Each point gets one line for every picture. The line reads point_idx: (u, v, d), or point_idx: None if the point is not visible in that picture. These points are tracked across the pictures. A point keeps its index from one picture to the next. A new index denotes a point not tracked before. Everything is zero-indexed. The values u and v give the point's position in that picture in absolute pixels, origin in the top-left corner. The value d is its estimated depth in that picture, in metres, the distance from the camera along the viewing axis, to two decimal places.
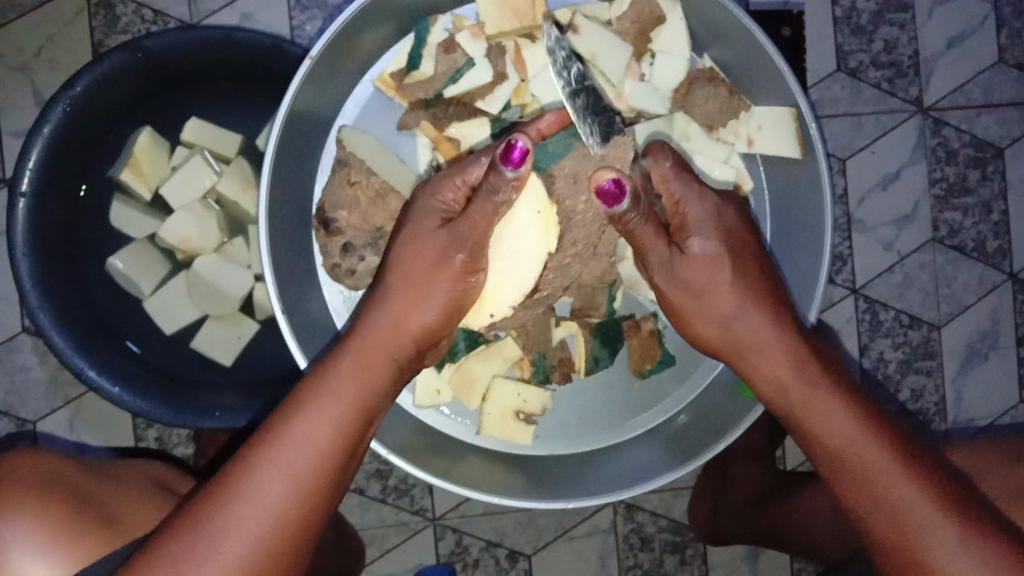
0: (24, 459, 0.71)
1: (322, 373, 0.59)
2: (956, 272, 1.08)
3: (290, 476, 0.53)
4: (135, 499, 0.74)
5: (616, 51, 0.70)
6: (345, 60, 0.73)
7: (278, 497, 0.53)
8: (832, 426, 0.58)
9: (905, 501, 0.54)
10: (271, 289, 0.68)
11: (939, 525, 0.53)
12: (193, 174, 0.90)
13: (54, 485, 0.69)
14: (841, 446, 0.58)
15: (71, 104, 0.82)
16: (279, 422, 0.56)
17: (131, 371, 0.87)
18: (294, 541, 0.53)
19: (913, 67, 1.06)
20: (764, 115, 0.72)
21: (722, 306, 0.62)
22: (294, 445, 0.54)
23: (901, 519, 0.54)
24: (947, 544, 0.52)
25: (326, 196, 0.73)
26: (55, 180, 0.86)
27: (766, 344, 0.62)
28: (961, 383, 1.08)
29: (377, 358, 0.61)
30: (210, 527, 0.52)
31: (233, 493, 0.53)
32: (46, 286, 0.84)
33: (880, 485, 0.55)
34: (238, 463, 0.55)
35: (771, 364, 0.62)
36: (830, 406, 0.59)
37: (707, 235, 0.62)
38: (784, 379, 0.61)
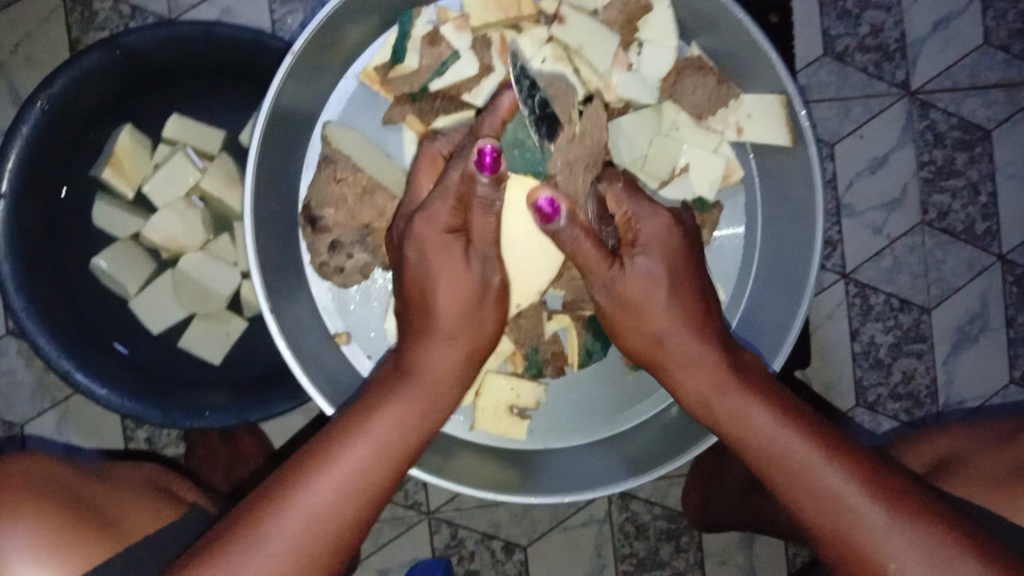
0: (24, 462, 0.70)
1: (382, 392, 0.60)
2: (945, 255, 1.08)
3: (341, 494, 0.55)
4: (136, 505, 0.72)
5: (604, 42, 0.69)
6: (329, 54, 0.72)
7: (325, 518, 0.54)
8: (757, 428, 0.59)
9: (835, 491, 0.55)
10: (258, 290, 0.67)
11: (868, 507, 0.54)
12: (176, 172, 0.89)
13: (55, 493, 0.67)
14: (766, 447, 0.58)
15: (48, 103, 0.80)
16: (331, 448, 0.57)
17: (120, 372, 0.86)
18: (331, 560, 0.55)
19: (899, 50, 1.06)
20: (754, 103, 0.72)
21: (654, 323, 0.62)
22: (349, 464, 0.56)
23: (834, 507, 0.55)
24: (878, 523, 0.54)
25: (311, 193, 0.72)
26: (36, 181, 0.85)
27: (692, 357, 0.62)
28: (952, 366, 1.08)
29: (441, 381, 0.62)
30: (254, 551, 0.52)
31: (280, 517, 0.54)
32: (31, 288, 0.83)
33: (810, 477, 0.56)
34: (286, 476, 0.56)
35: (693, 375, 0.62)
36: (750, 408, 0.59)
37: (652, 256, 0.62)
38: (706, 388, 0.61)
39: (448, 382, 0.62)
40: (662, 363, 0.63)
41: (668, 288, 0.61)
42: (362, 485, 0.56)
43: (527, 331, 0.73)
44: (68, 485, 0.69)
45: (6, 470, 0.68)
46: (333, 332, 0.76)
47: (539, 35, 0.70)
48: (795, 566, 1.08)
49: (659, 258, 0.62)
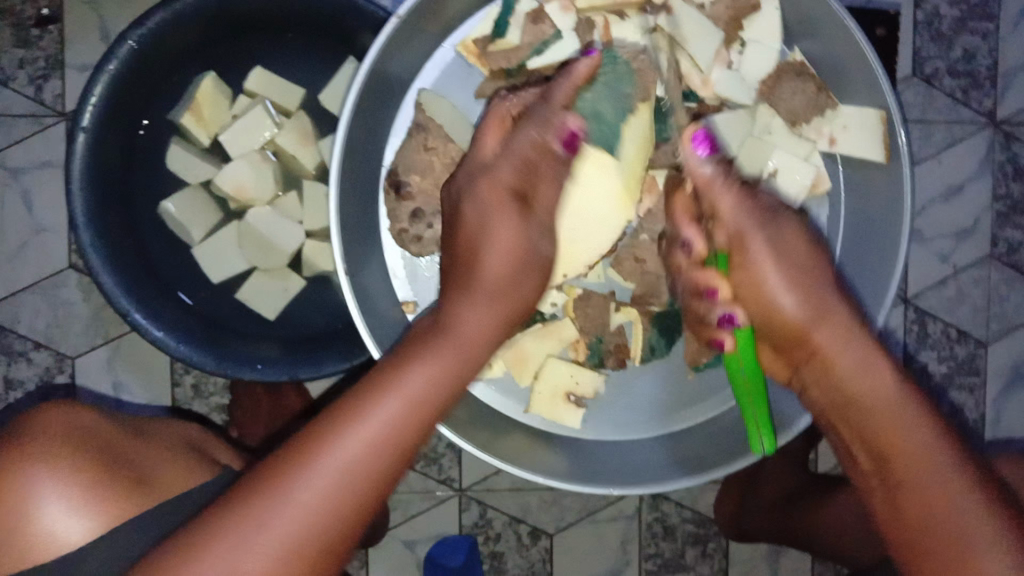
0: (60, 413, 0.71)
1: (422, 344, 0.54)
2: (1010, 291, 1.06)
3: (371, 456, 0.49)
4: (169, 458, 0.73)
5: (708, 37, 0.69)
6: (428, 22, 0.71)
7: (361, 474, 0.49)
8: (889, 411, 0.54)
9: (949, 495, 0.49)
10: (337, 250, 0.68)
11: (978, 522, 0.48)
12: (252, 124, 0.89)
13: (89, 441, 0.69)
14: (899, 440, 0.53)
15: (137, 43, 0.80)
16: (366, 395, 0.51)
17: (178, 317, 0.87)
18: (357, 522, 0.49)
19: (990, 78, 1.03)
20: (851, 114, 0.70)
21: (786, 298, 0.60)
22: (385, 427, 0.50)
23: (942, 512, 0.49)
24: (986, 541, 0.48)
25: (398, 159, 0.72)
26: (116, 120, 0.85)
27: (843, 336, 0.58)
28: (1003, 404, 1.06)
29: (482, 339, 0.57)
30: (284, 497, 0.47)
31: (314, 463, 0.48)
32: (100, 224, 0.84)
33: (923, 474, 0.51)
34: (309, 435, 0.50)
35: (843, 353, 0.58)
36: (900, 398, 0.54)
37: (759, 235, 0.62)
38: (848, 366, 0.57)
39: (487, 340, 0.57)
40: (807, 342, 0.59)
41: (795, 267, 0.61)
42: (394, 448, 0.50)
43: (594, 315, 0.73)
44: (103, 439, 0.70)
45: (39, 423, 0.69)
46: (401, 300, 0.76)
47: (644, 23, 0.69)
48: None
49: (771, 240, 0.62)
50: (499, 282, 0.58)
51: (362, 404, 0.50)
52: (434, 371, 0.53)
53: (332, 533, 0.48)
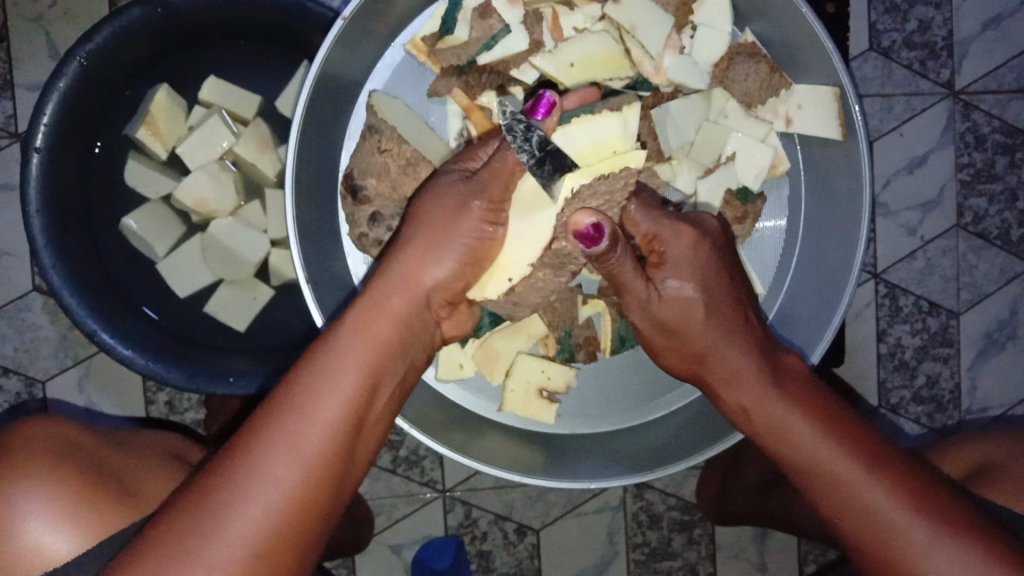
0: (40, 427, 0.70)
1: (324, 342, 0.54)
2: (978, 259, 1.06)
3: (297, 454, 0.48)
4: (153, 469, 0.72)
5: (657, 22, 0.69)
6: (377, 23, 0.71)
7: (291, 467, 0.48)
8: (799, 437, 0.55)
9: (873, 503, 0.51)
10: (296, 259, 0.67)
11: (913, 523, 0.50)
12: (209, 134, 0.88)
13: (72, 456, 0.68)
14: (814, 465, 0.54)
15: (87, 58, 0.79)
16: (280, 392, 0.51)
17: (145, 334, 0.85)
18: (304, 517, 0.48)
19: (946, 49, 1.04)
20: (805, 94, 0.71)
21: (694, 331, 0.61)
22: (309, 428, 0.49)
23: (875, 521, 0.51)
24: (922, 538, 0.49)
25: (354, 163, 0.72)
26: (70, 137, 0.84)
27: (735, 367, 0.60)
28: (978, 372, 1.07)
29: (392, 316, 0.57)
30: (213, 500, 0.47)
31: (239, 463, 0.48)
32: (59, 244, 0.82)
33: (848, 488, 0.52)
34: (228, 453, 0.49)
35: (739, 387, 0.60)
36: (788, 420, 0.57)
37: (681, 275, 0.61)
38: (749, 398, 0.59)
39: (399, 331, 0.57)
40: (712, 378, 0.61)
41: (705, 303, 0.61)
42: (321, 447, 0.49)
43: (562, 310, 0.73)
44: (84, 452, 0.69)
45: (19, 439, 0.68)
46: None
47: (593, 12, 0.70)
48: (807, 564, 1.07)
49: (688, 274, 0.62)
50: (402, 276, 0.59)
51: (278, 411, 0.50)
52: (345, 366, 0.53)
53: (277, 530, 0.47)
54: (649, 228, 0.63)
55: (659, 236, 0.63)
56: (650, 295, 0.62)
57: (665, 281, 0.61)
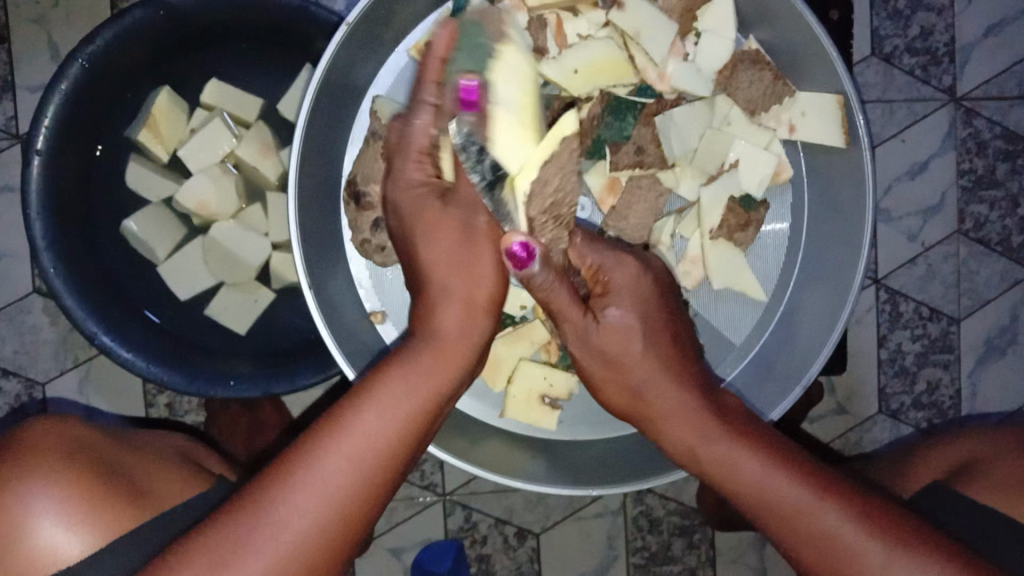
0: (47, 427, 0.70)
1: (392, 359, 0.54)
2: (979, 265, 1.06)
3: (355, 470, 0.50)
4: (162, 470, 0.72)
5: (661, 32, 0.69)
6: (381, 28, 0.71)
7: (346, 484, 0.49)
8: (738, 471, 0.56)
9: (827, 529, 0.52)
10: (298, 263, 0.67)
11: (865, 545, 0.51)
12: (211, 138, 0.88)
13: (85, 458, 0.67)
14: (761, 495, 0.55)
15: (88, 61, 0.79)
16: (346, 405, 0.52)
17: (146, 338, 0.85)
18: (352, 531, 0.50)
19: (948, 55, 1.04)
20: (809, 101, 0.70)
21: (637, 366, 0.60)
22: (369, 436, 0.50)
23: (827, 547, 0.52)
24: (875, 561, 0.51)
25: (357, 169, 0.72)
26: (72, 139, 0.84)
27: (673, 402, 0.59)
28: (978, 377, 1.07)
29: (463, 332, 0.56)
30: (270, 510, 0.48)
31: (297, 475, 0.49)
32: (60, 247, 0.82)
33: (799, 519, 0.53)
34: (288, 454, 0.51)
35: (675, 424, 0.59)
36: (734, 456, 0.56)
37: (624, 304, 0.61)
38: (684, 435, 0.59)
39: (475, 343, 0.56)
40: (651, 415, 0.60)
41: (646, 334, 0.61)
42: (378, 455, 0.50)
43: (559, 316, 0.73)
44: (94, 452, 0.69)
45: (28, 439, 0.68)
46: (369, 311, 0.76)
47: (597, 19, 0.70)
48: None
49: (633, 306, 0.61)
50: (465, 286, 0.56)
51: (340, 418, 0.51)
52: (411, 375, 0.53)
53: (328, 542, 0.49)
54: (582, 255, 0.64)
55: (603, 267, 0.63)
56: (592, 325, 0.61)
57: (606, 310, 0.61)
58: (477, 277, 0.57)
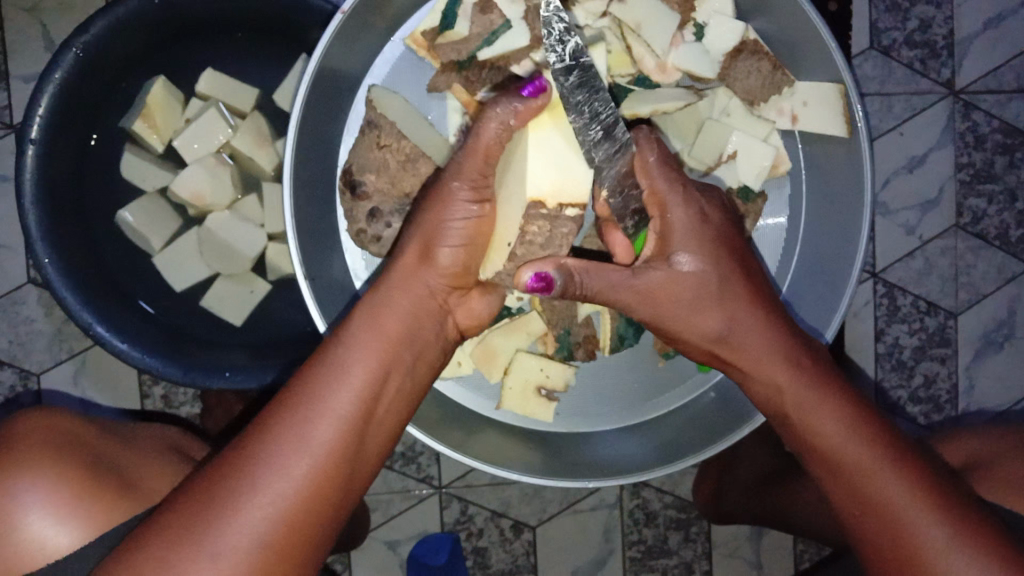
0: (36, 421, 0.69)
1: (337, 340, 0.55)
2: (977, 259, 1.06)
3: (312, 453, 0.49)
4: (155, 465, 0.71)
5: (663, 22, 0.68)
6: (376, 17, 0.70)
7: (303, 466, 0.48)
8: (822, 425, 0.57)
9: (889, 499, 0.54)
10: (293, 253, 0.67)
11: (927, 523, 0.53)
12: (206, 126, 0.88)
13: (75, 451, 0.67)
14: (837, 455, 0.57)
15: (83, 50, 0.79)
16: (294, 391, 0.51)
17: (141, 329, 0.85)
18: (318, 515, 0.49)
19: (946, 48, 1.03)
20: (809, 90, 0.70)
21: (728, 311, 0.61)
22: (324, 418, 0.50)
23: (891, 518, 0.54)
24: (935, 542, 0.53)
25: (352, 159, 0.72)
26: (66, 129, 0.83)
27: (762, 348, 0.60)
28: (975, 372, 1.07)
29: (397, 314, 0.57)
30: (229, 500, 0.47)
31: (254, 463, 0.48)
32: (54, 238, 0.82)
33: (869, 484, 0.55)
34: (242, 442, 0.50)
35: (766, 370, 0.60)
36: (818, 413, 0.58)
37: (690, 251, 0.61)
38: (779, 380, 0.60)
39: (405, 327, 0.57)
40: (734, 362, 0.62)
41: (721, 282, 0.61)
42: (334, 437, 0.50)
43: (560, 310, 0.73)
44: (87, 447, 0.68)
45: (22, 433, 0.67)
46: None
47: (595, 9, 0.68)
48: (802, 563, 1.07)
49: (706, 254, 0.61)
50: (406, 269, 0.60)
51: (292, 401, 0.51)
52: (359, 354, 0.53)
53: (292, 526, 0.48)
54: (654, 187, 0.63)
55: (667, 200, 0.62)
56: (661, 272, 0.61)
57: (675, 256, 0.61)
58: (433, 262, 0.59)
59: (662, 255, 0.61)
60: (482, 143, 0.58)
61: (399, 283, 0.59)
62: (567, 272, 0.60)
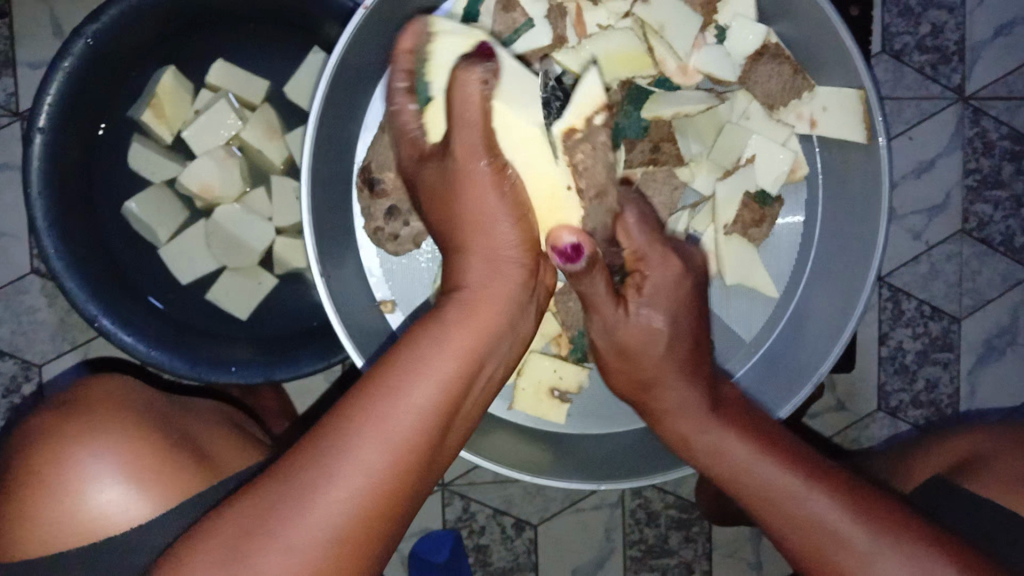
0: (106, 388, 0.73)
1: (430, 326, 0.52)
2: (982, 265, 1.06)
3: (396, 447, 0.47)
4: (223, 439, 0.74)
5: (687, 23, 0.68)
6: (396, 12, 0.70)
7: (389, 462, 0.47)
8: (733, 463, 0.58)
9: (815, 517, 0.54)
10: (310, 250, 0.66)
11: (851, 531, 0.53)
12: (215, 118, 0.86)
13: (154, 421, 0.70)
14: (757, 490, 0.56)
15: (93, 38, 0.77)
16: (379, 383, 0.49)
17: (148, 322, 0.84)
18: (397, 506, 0.48)
19: (957, 54, 1.03)
20: (829, 95, 0.70)
21: (659, 359, 0.61)
22: (402, 412, 0.48)
23: (817, 534, 0.54)
24: (861, 544, 0.52)
25: (372, 156, 0.70)
26: (74, 118, 0.82)
27: (682, 401, 0.61)
28: (976, 377, 1.07)
29: (494, 302, 0.54)
30: (307, 489, 0.46)
31: (335, 452, 0.47)
32: (61, 227, 0.81)
33: (790, 507, 0.55)
34: (320, 430, 0.48)
35: (686, 422, 0.60)
36: (729, 445, 0.58)
37: (657, 307, 0.61)
38: (692, 429, 0.60)
39: (500, 309, 0.54)
40: (657, 409, 0.62)
41: (667, 344, 0.61)
42: (414, 433, 0.48)
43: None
44: (159, 415, 0.71)
45: (94, 398, 0.71)
46: (379, 300, 0.75)
47: (617, 9, 0.69)
48: None
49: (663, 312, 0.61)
50: (491, 250, 0.55)
51: (368, 393, 0.48)
52: (450, 347, 0.50)
53: (371, 517, 0.47)
54: (634, 246, 0.62)
55: (649, 267, 0.61)
56: (620, 314, 0.61)
57: (638, 310, 0.61)
58: (495, 236, 0.56)
59: (624, 307, 0.61)
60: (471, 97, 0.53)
61: (480, 258, 0.55)
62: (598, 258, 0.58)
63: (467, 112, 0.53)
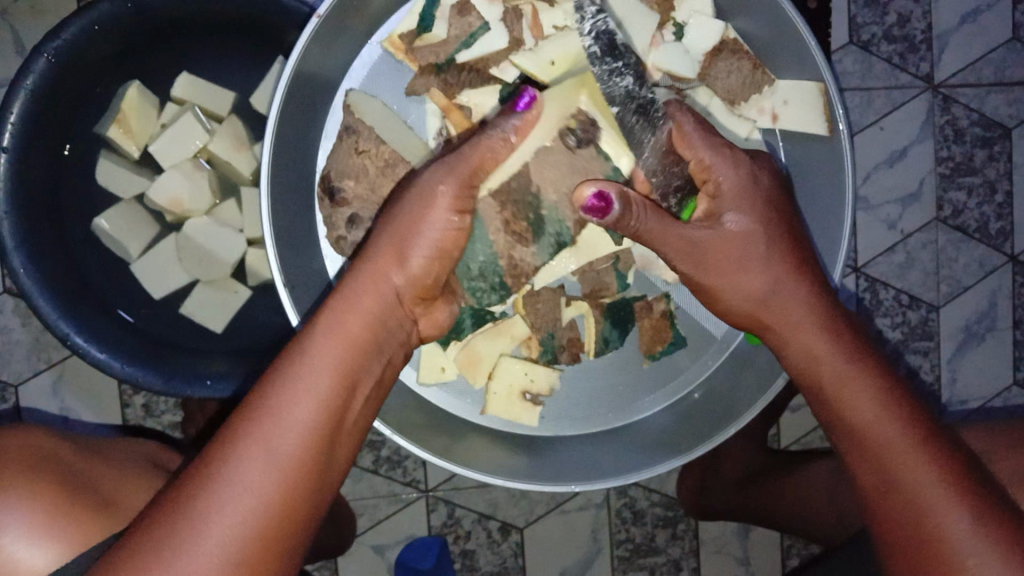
0: (17, 439, 0.69)
1: (300, 345, 0.54)
2: (958, 252, 1.07)
3: (274, 464, 0.48)
4: (127, 485, 0.72)
5: (643, 23, 0.69)
6: (353, 19, 0.70)
7: (268, 484, 0.48)
8: (857, 412, 0.57)
9: (920, 486, 0.53)
10: (272, 258, 0.66)
11: (950, 511, 0.52)
12: (183, 132, 0.86)
13: (53, 469, 0.67)
14: (864, 429, 0.56)
15: (54, 56, 0.77)
16: (258, 406, 0.50)
17: (122, 337, 0.83)
18: (286, 528, 0.48)
19: (925, 43, 1.03)
20: (789, 89, 0.70)
21: (760, 277, 0.61)
22: (284, 431, 0.49)
23: (915, 506, 0.53)
24: (959, 524, 0.52)
25: (332, 164, 0.72)
26: (39, 137, 0.82)
27: (807, 320, 0.61)
28: (956, 365, 1.08)
29: (365, 325, 0.56)
30: (190, 510, 0.47)
31: (215, 477, 0.47)
32: (31, 245, 0.80)
33: (902, 465, 0.54)
34: (207, 453, 0.49)
35: (807, 340, 0.60)
36: (856, 387, 0.58)
37: (742, 209, 0.61)
38: (811, 356, 0.60)
39: (369, 331, 0.56)
40: (769, 323, 0.62)
41: (769, 243, 0.61)
42: (297, 451, 0.49)
43: (593, 273, 0.73)
44: (59, 462, 0.68)
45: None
46: None
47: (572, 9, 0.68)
48: (790, 558, 1.07)
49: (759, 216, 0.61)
50: (370, 271, 0.58)
51: (256, 413, 0.49)
52: (319, 372, 0.52)
53: (256, 541, 0.47)
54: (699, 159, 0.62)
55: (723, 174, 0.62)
56: (709, 231, 0.61)
57: (726, 215, 0.61)
58: (401, 262, 0.58)
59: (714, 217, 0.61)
60: (478, 151, 0.60)
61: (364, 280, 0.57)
62: (628, 201, 0.58)
63: (468, 153, 0.60)
